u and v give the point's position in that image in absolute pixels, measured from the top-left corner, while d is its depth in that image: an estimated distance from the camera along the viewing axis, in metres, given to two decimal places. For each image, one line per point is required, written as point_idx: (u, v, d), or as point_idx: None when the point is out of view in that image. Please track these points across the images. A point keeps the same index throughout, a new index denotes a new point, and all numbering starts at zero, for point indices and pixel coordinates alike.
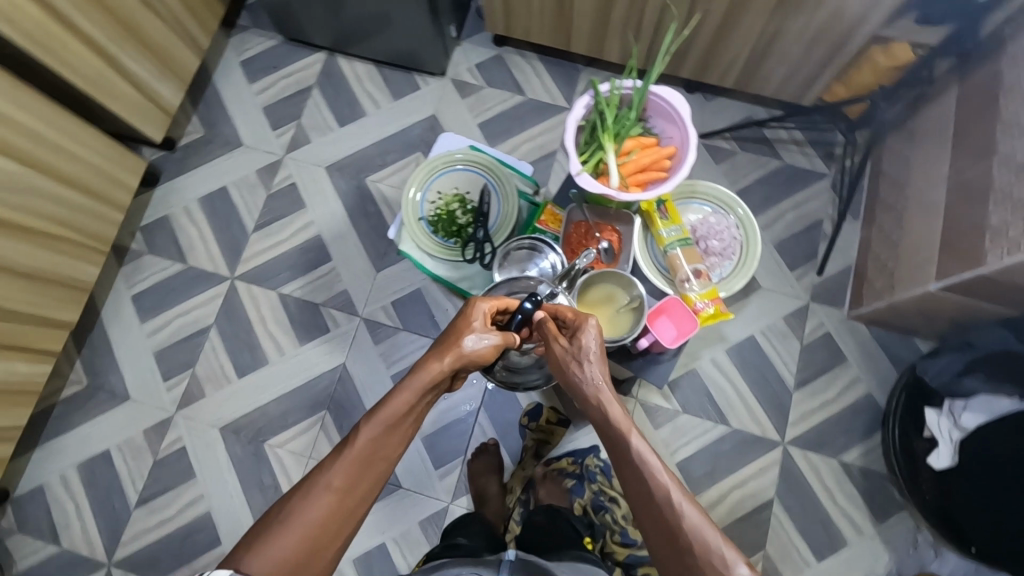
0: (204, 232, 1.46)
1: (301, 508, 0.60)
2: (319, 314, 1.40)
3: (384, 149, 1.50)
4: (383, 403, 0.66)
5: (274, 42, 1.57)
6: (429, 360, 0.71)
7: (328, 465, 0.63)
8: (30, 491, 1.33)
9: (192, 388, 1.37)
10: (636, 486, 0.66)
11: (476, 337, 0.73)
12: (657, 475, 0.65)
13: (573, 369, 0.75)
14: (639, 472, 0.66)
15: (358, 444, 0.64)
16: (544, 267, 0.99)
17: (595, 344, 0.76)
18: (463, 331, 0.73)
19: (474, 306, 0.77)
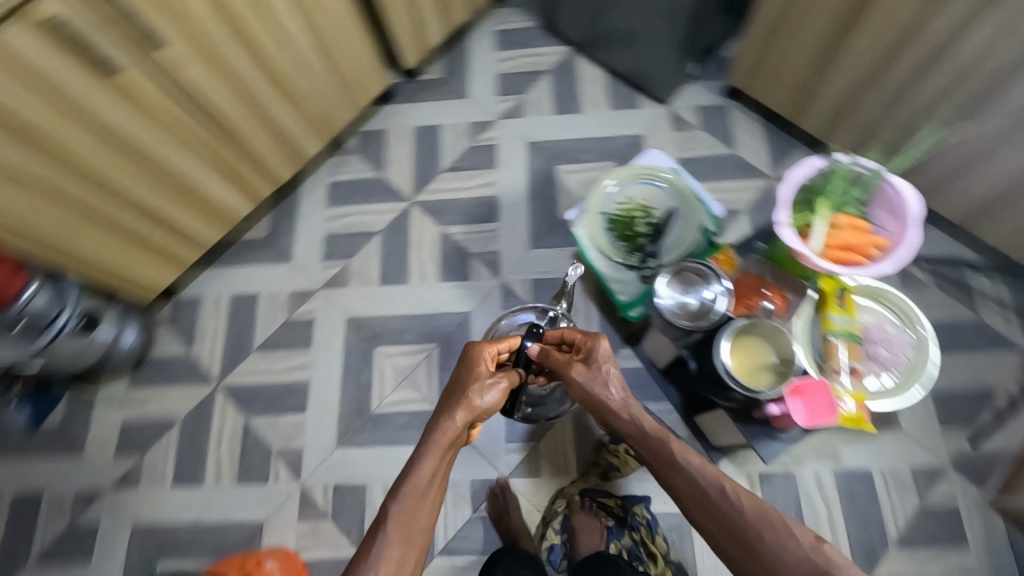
0: (406, 155, 1.63)
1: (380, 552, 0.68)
2: (468, 262, 1.50)
3: (584, 147, 1.59)
4: (412, 474, 0.75)
5: (531, 24, 1.73)
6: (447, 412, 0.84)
7: (385, 516, 0.72)
8: (187, 301, 1.53)
9: (340, 276, 1.52)
10: (688, 493, 0.78)
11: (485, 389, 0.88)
12: (701, 474, 0.78)
13: (594, 388, 0.92)
14: (685, 479, 0.80)
15: (402, 514, 0.71)
16: (705, 296, 0.96)
17: (602, 363, 0.95)
18: (473, 387, 0.88)
19: (479, 356, 0.96)
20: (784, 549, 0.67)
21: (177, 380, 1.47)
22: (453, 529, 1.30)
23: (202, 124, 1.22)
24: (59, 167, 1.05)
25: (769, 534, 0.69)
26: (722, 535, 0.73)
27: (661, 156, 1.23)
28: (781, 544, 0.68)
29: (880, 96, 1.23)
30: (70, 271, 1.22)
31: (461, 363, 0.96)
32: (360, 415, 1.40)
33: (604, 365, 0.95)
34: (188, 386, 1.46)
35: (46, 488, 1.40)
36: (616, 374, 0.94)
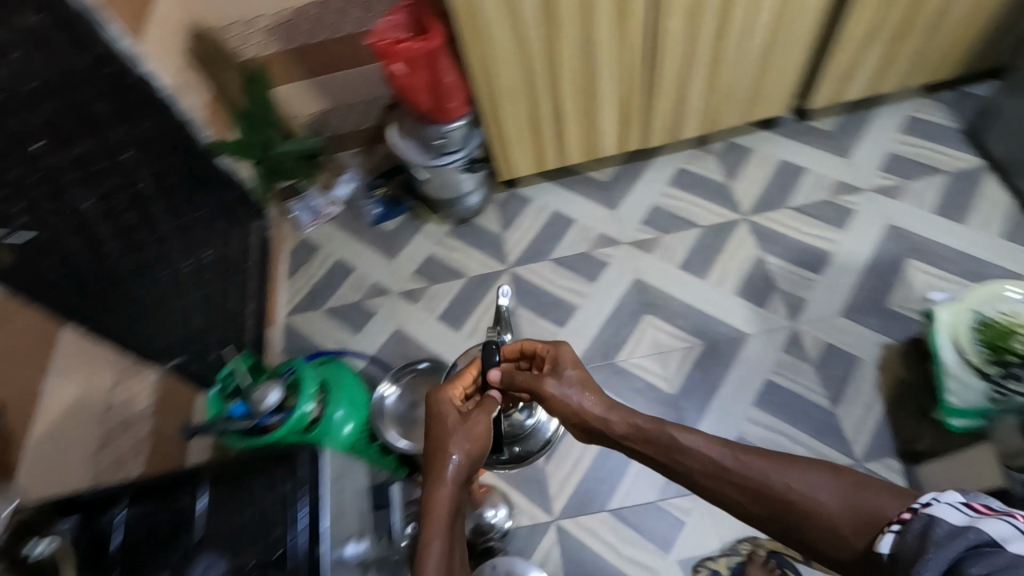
0: (760, 179, 1.68)
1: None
2: (770, 293, 1.49)
3: (948, 256, 1.47)
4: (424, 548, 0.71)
5: (950, 125, 1.66)
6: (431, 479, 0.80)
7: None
8: (519, 196, 1.78)
9: (648, 243, 1.63)
10: (702, 472, 0.80)
11: (456, 434, 0.85)
12: (708, 450, 0.80)
13: (572, 397, 0.91)
14: (693, 459, 0.80)
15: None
16: None
17: (568, 372, 0.94)
18: (448, 443, 0.84)
19: (439, 405, 0.90)
20: (815, 487, 0.72)
21: (481, 248, 1.71)
22: (633, 501, 1.30)
23: (643, 66, 1.42)
24: (546, 46, 1.31)
25: (791, 477, 0.74)
26: (743, 497, 0.77)
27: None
28: (801, 479, 0.74)
29: None
30: (487, 125, 1.49)
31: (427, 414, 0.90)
32: (604, 357, 1.48)
33: (577, 392, 0.91)
34: (486, 256, 1.70)
35: (357, 267, 1.74)
36: (583, 387, 0.92)
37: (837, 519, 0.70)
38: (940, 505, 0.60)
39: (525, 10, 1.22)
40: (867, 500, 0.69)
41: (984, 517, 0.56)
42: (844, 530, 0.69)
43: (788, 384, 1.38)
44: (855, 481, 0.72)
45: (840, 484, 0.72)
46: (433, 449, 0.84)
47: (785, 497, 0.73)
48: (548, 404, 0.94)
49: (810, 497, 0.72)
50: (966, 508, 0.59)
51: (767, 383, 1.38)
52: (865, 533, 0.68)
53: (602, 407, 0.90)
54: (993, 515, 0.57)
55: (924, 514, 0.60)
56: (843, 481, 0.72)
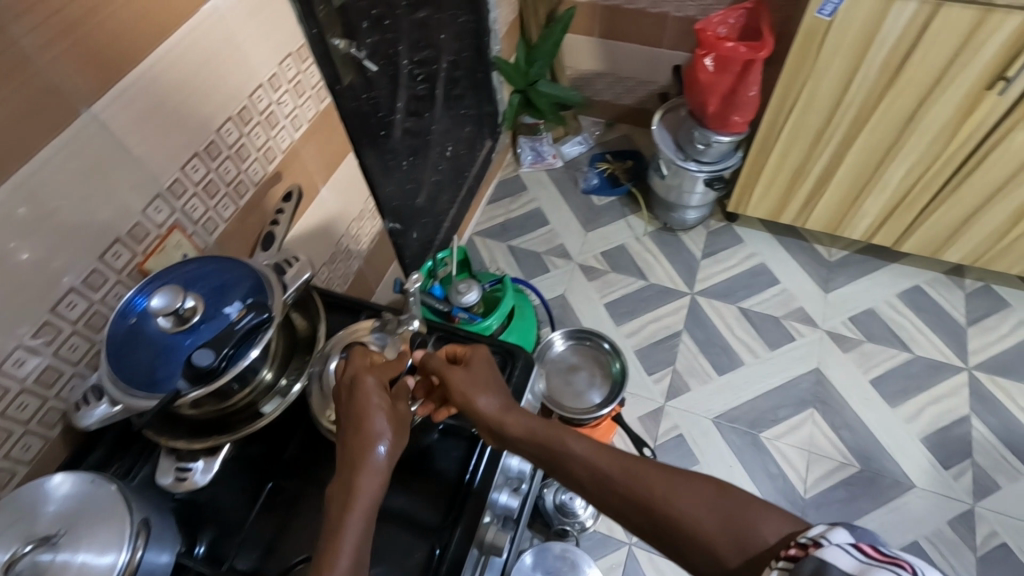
0: (1005, 339, 1.48)
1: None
2: (961, 459, 1.32)
3: None
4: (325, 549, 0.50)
5: None
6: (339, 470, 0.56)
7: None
8: (733, 233, 1.72)
9: (847, 341, 1.51)
10: (585, 480, 0.58)
11: (363, 432, 0.56)
12: (595, 455, 0.58)
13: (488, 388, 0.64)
14: (586, 470, 0.58)
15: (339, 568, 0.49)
16: None
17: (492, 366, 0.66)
18: (348, 429, 0.57)
19: (354, 377, 0.59)
20: (690, 497, 0.53)
21: (673, 262, 1.68)
22: None
23: (951, 169, 1.29)
24: (861, 106, 1.24)
25: (668, 491, 0.53)
26: (626, 509, 0.55)
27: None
28: (677, 487, 0.54)
29: None
30: (750, 155, 1.45)
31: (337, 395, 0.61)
32: (748, 425, 1.40)
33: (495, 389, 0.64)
34: (675, 272, 1.66)
35: (552, 222, 1.79)
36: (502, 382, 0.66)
37: (708, 530, 0.50)
38: (831, 547, 0.42)
39: (871, 57, 1.15)
40: (742, 512, 0.50)
41: (876, 566, 0.40)
42: (717, 548, 0.50)
43: (937, 559, 1.22)
44: (739, 497, 0.52)
45: (726, 502, 0.52)
46: (347, 398, 0.59)
47: (674, 522, 0.52)
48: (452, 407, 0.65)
49: (687, 516, 0.52)
50: (856, 551, 0.42)
51: (913, 545, 1.23)
52: (737, 544, 0.49)
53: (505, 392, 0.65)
54: (890, 564, 0.40)
55: (813, 556, 0.42)
56: (728, 502, 0.52)
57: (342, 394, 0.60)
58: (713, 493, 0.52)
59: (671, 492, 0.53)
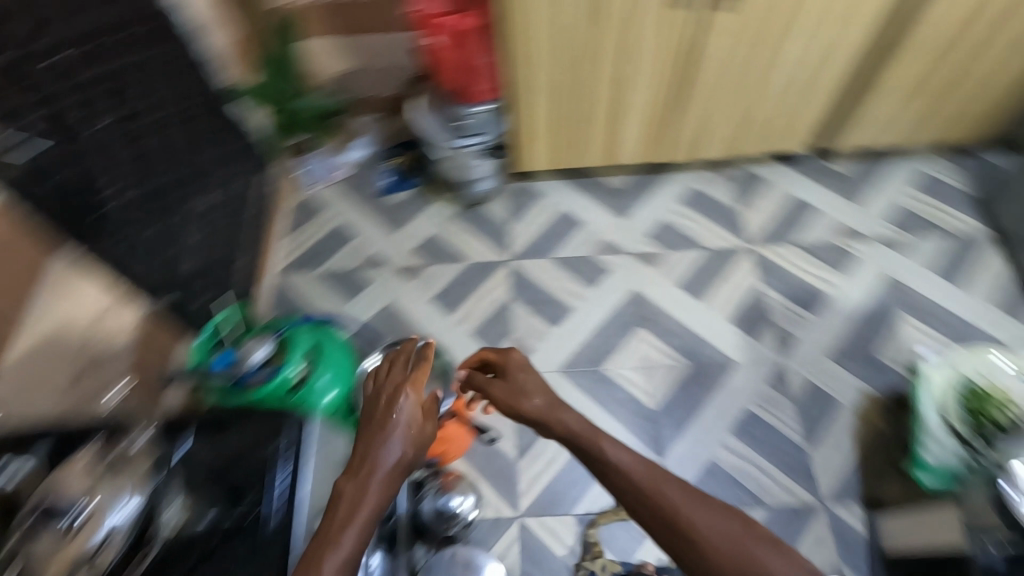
0: (770, 210, 1.69)
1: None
2: (763, 326, 1.51)
3: (941, 318, 1.49)
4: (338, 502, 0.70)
5: (961, 188, 1.68)
6: (354, 475, 0.72)
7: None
8: (530, 190, 1.77)
9: (651, 257, 1.63)
10: (621, 482, 0.76)
11: (385, 444, 0.75)
12: (634, 464, 0.77)
13: (515, 399, 0.90)
14: (624, 476, 0.76)
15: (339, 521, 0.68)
16: None
17: (520, 379, 0.93)
18: (372, 439, 0.76)
19: (391, 394, 0.81)
20: (713, 522, 0.70)
21: (484, 235, 1.70)
22: (596, 508, 1.31)
23: (675, 80, 1.41)
24: (583, 47, 1.31)
25: (697, 516, 0.70)
26: (653, 520, 0.72)
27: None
28: (700, 513, 0.71)
29: None
30: (511, 114, 1.48)
31: (365, 412, 0.82)
32: (591, 364, 1.48)
33: (542, 396, 0.90)
34: (489, 245, 1.68)
35: (358, 235, 1.73)
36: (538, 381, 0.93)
37: (716, 554, 0.68)
38: None
39: (567, 1, 1.20)
40: (756, 556, 0.67)
41: None
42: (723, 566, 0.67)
43: (765, 417, 1.39)
44: (759, 535, 0.69)
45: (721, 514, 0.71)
46: (380, 413, 0.79)
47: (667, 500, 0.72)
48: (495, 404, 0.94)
49: (708, 538, 0.69)
50: None
51: (746, 414, 1.40)
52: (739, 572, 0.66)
53: (552, 407, 0.88)
54: None
55: None
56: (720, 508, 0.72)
57: (375, 408, 0.80)
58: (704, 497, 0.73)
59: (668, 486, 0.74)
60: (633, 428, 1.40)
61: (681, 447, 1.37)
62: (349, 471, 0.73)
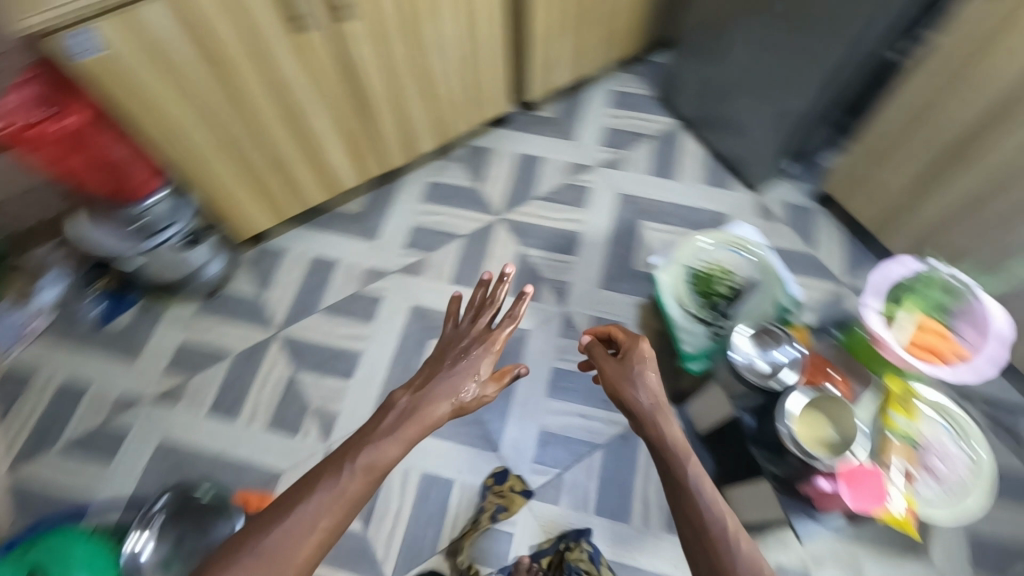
0: (505, 176, 1.74)
1: (264, 546, 0.71)
2: (538, 285, 1.57)
3: (672, 212, 1.67)
4: (322, 478, 0.78)
5: (647, 93, 1.88)
6: (414, 396, 0.89)
7: (292, 504, 0.75)
8: (272, 250, 1.64)
9: (416, 265, 1.61)
10: (693, 510, 0.77)
11: (454, 379, 0.92)
12: (710, 496, 0.77)
13: (648, 374, 0.90)
14: (702, 504, 0.77)
15: (344, 486, 0.77)
16: (775, 358, 1.00)
17: (637, 366, 0.91)
18: (443, 376, 0.92)
19: (463, 351, 0.97)
20: None
21: (240, 319, 1.54)
22: (457, 533, 1.29)
23: (347, 92, 1.35)
24: (227, 96, 1.20)
25: None
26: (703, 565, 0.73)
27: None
28: None
29: (969, 231, 1.28)
30: (195, 186, 1.33)
31: (434, 358, 0.98)
32: None
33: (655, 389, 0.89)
34: (250, 326, 1.53)
35: (91, 382, 1.46)
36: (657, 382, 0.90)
37: None
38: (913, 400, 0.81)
39: (171, 51, 1.07)
40: None
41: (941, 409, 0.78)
42: None
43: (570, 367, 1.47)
44: None
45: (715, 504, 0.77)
46: (450, 359, 0.96)
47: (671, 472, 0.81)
48: (603, 380, 0.94)
49: None
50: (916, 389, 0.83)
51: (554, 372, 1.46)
52: None
53: (660, 411, 0.86)
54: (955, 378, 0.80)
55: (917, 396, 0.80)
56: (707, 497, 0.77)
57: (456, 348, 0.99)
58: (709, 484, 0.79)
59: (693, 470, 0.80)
60: (462, 438, 1.39)
61: (510, 432, 1.39)
62: (411, 392, 0.89)
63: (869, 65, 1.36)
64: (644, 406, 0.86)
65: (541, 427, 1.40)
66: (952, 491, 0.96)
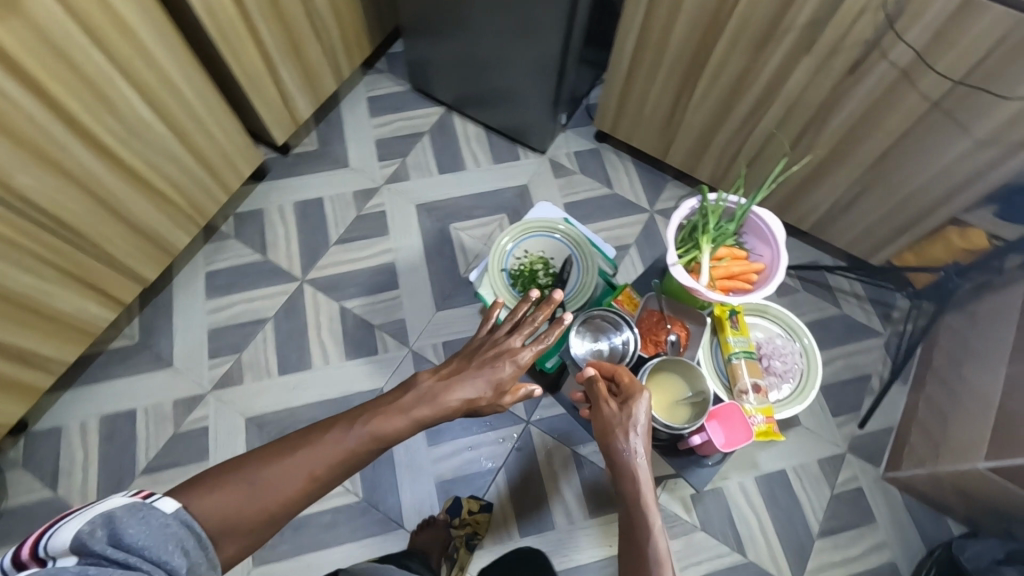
0: (290, 233, 1.55)
1: (257, 480, 0.63)
2: (373, 335, 1.44)
3: (475, 203, 1.60)
4: (335, 433, 0.67)
5: (402, 88, 1.76)
6: (438, 384, 0.73)
7: (306, 445, 0.66)
8: (47, 431, 1.33)
9: (233, 372, 1.39)
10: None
11: (478, 375, 0.74)
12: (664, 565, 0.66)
13: (638, 422, 0.77)
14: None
15: (345, 442, 0.67)
16: (615, 343, 1.02)
17: (636, 415, 0.77)
18: (472, 369, 0.74)
19: (498, 350, 0.76)
20: None
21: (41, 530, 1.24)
22: None
23: (40, 234, 1.06)
24: None
25: None
26: None
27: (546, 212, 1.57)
28: None
29: (727, 133, 1.37)
30: None
31: (467, 348, 0.80)
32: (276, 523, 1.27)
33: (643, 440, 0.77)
34: None
35: None
36: (649, 436, 0.78)
37: None
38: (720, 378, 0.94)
39: None
40: None
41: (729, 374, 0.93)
42: None
43: None
44: None
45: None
46: (489, 355, 0.76)
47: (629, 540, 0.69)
48: (597, 420, 0.82)
49: None
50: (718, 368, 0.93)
51: None
52: None
53: (642, 463, 0.74)
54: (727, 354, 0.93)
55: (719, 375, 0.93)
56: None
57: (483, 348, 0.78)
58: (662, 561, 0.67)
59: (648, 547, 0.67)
60: (361, 530, 1.28)
61: (407, 500, 1.30)
62: (438, 375, 0.74)
63: (596, 11, 1.35)
64: (623, 454, 0.75)
65: (435, 478, 1.32)
66: (800, 383, 1.05)
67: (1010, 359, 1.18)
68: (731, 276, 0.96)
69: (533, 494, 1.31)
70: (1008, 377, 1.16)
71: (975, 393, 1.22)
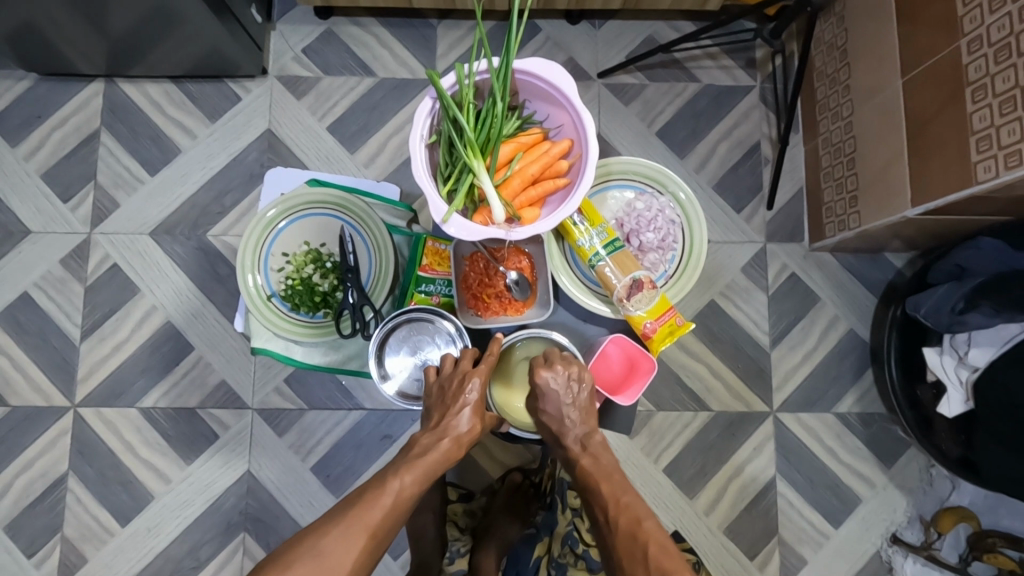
0: (17, 359, 1.12)
1: (317, 556, 0.61)
2: (200, 420, 1.11)
3: (219, 190, 1.16)
4: (378, 488, 0.66)
5: (28, 82, 1.18)
6: (434, 432, 0.71)
7: (357, 504, 0.65)
8: None
9: (68, 556, 1.09)
10: (598, 499, 0.73)
11: (466, 406, 0.71)
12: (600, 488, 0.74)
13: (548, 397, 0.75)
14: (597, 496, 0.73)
15: (387, 492, 0.66)
16: (443, 348, 0.81)
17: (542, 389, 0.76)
18: (454, 404, 0.72)
19: (463, 375, 0.73)
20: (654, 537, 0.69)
21: None
22: None
23: None
24: None
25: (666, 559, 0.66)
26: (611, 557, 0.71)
27: (295, 169, 1.15)
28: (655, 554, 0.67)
29: None
30: None
31: (433, 387, 0.76)
32: None
33: (579, 410, 0.77)
34: None
35: None
36: (558, 395, 0.75)
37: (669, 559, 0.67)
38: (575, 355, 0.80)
39: None
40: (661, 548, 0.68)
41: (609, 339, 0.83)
42: (664, 554, 0.67)
43: (324, 451, 1.11)
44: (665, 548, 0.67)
45: (654, 549, 0.67)
46: (454, 388, 0.73)
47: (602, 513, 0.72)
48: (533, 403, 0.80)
49: (660, 553, 0.67)
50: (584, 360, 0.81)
51: (317, 472, 1.10)
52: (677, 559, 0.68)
53: (556, 420, 0.77)
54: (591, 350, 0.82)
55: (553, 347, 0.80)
56: (642, 542, 0.68)
57: (446, 385, 0.74)
58: (640, 520, 0.70)
59: (622, 516, 0.71)
60: None
61: None
62: (429, 426, 0.72)
63: None
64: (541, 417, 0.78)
65: None
66: (681, 249, 0.82)
67: (900, 62, 0.92)
68: (534, 181, 0.64)
69: (473, 471, 1.13)
70: (905, 89, 0.91)
71: (874, 121, 0.98)
